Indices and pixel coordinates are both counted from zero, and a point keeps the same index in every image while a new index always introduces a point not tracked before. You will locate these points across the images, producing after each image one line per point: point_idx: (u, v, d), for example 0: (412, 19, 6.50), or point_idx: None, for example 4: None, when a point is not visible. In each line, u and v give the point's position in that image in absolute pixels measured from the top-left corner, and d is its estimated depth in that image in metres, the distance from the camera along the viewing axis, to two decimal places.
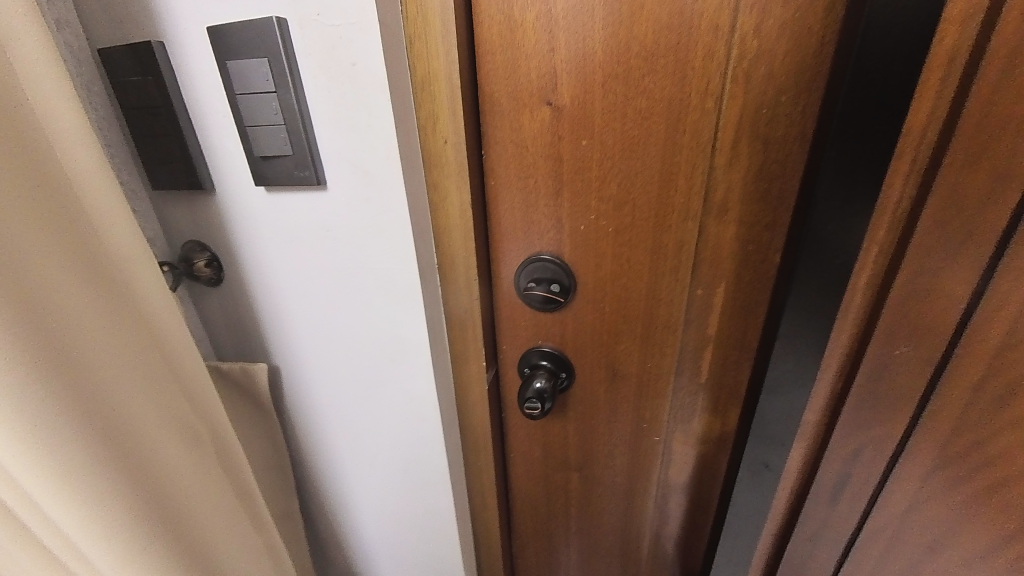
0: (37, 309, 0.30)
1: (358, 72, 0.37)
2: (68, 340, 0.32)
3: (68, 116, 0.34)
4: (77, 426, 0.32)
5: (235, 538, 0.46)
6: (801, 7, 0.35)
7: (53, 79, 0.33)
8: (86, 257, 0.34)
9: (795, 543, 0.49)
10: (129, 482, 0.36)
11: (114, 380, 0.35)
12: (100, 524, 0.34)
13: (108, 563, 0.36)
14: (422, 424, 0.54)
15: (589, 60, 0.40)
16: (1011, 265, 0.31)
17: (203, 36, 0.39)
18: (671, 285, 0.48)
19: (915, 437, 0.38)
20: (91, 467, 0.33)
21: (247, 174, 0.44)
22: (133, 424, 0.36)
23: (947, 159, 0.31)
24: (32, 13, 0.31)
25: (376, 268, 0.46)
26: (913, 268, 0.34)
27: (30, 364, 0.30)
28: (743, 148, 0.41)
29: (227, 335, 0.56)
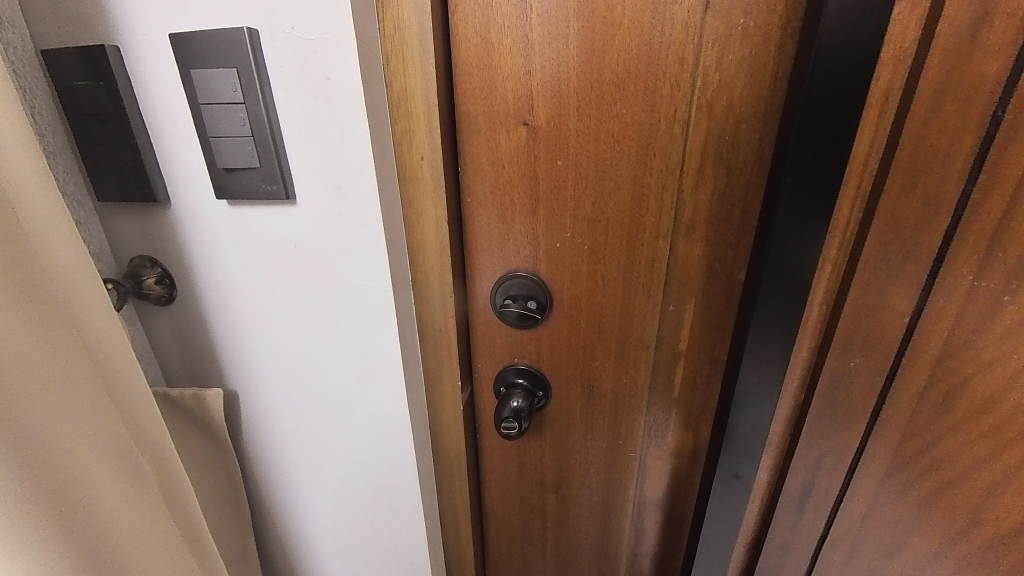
0: None
1: (332, 87, 0.36)
2: None
3: (11, 123, 0.31)
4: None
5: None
6: (757, 44, 0.38)
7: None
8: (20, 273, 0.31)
9: (768, 553, 0.51)
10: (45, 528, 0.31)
11: (46, 416, 0.32)
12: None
13: None
14: (393, 448, 0.52)
15: (564, 85, 0.41)
16: (945, 281, 0.35)
17: (164, 42, 0.37)
18: (644, 302, 0.49)
19: (870, 445, 0.41)
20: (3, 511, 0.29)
21: (208, 186, 0.42)
22: (69, 464, 0.33)
23: (887, 186, 0.35)
24: None
25: (347, 285, 0.44)
26: (862, 284, 0.38)
27: None
28: (707, 172, 0.42)
29: (179, 358, 0.52)
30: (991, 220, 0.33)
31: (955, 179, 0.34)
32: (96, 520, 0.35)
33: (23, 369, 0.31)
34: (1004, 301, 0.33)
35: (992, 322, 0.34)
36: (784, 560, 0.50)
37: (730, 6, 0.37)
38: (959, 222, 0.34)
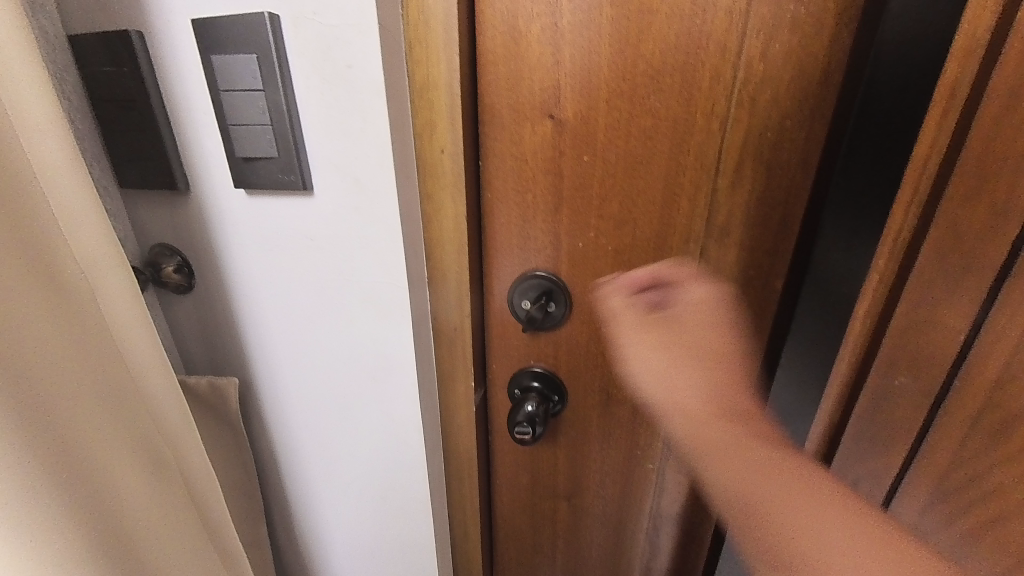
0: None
1: (353, 75, 0.35)
2: (24, 360, 0.29)
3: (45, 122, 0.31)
4: (31, 457, 0.30)
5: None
6: (807, 34, 0.35)
7: (32, 82, 0.30)
8: (53, 271, 0.31)
9: None
10: (80, 520, 0.32)
11: (79, 412, 0.33)
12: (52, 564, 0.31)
13: None
14: (403, 446, 0.51)
15: (594, 76, 0.39)
16: (1009, 297, 0.33)
17: (188, 28, 0.37)
18: (742, 302, 0.43)
19: (911, 472, 0.40)
20: (42, 502, 0.30)
21: (227, 176, 0.41)
22: (98, 459, 0.34)
23: (950, 190, 0.34)
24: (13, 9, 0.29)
25: (364, 280, 0.43)
26: (916, 295, 0.37)
27: None
28: (747, 172, 0.40)
29: (199, 346, 0.52)
30: None
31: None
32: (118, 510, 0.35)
33: (53, 364, 0.31)
34: None
35: None
36: None
37: None
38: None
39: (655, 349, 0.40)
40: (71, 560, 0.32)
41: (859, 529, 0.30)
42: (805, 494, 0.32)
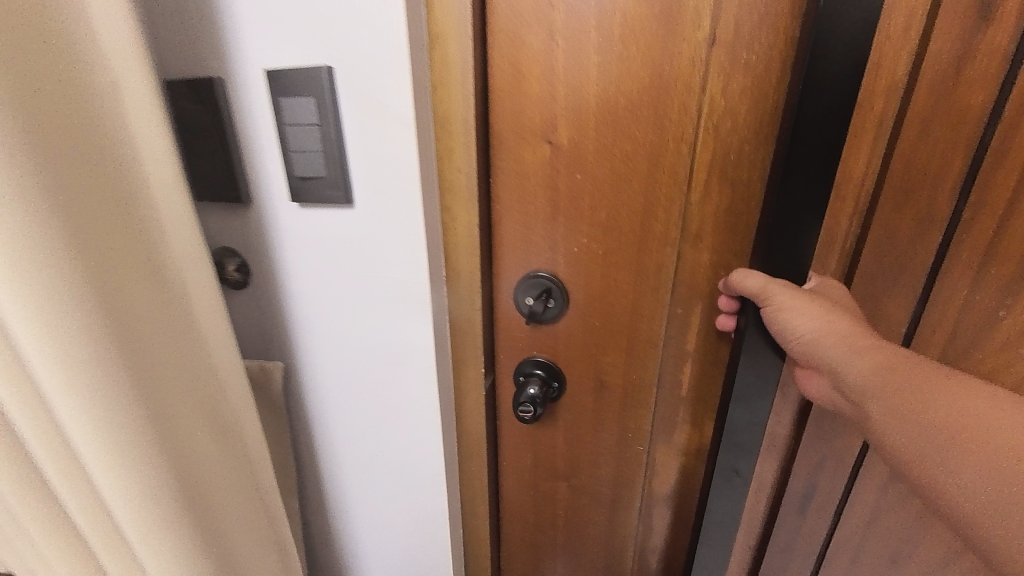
0: (116, 313, 0.38)
1: (389, 112, 0.44)
2: (132, 338, 0.39)
3: (163, 154, 0.41)
4: (131, 412, 0.40)
5: (234, 516, 0.51)
6: (757, 75, 0.43)
7: (155, 124, 0.40)
8: (153, 270, 0.41)
9: (772, 554, 0.61)
10: (163, 463, 0.42)
11: (166, 380, 0.42)
12: (139, 492, 0.41)
13: (136, 523, 0.42)
14: (421, 423, 0.58)
15: (583, 108, 0.47)
16: (937, 295, 0.42)
17: (259, 75, 0.46)
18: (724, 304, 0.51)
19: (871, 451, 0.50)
20: (136, 446, 0.40)
21: (284, 191, 0.51)
22: (177, 418, 0.43)
23: (882, 203, 0.42)
24: (146, 70, 0.39)
25: (391, 276, 0.51)
26: (863, 290, 0.45)
27: (102, 358, 0.37)
28: (713, 186, 0.47)
29: (247, 335, 0.61)
30: (983, 236, 0.39)
31: (945, 200, 0.40)
32: (187, 459, 0.45)
33: (151, 342, 0.41)
34: (1000, 314, 0.40)
35: (991, 332, 0.41)
36: (787, 561, 0.60)
37: (733, 44, 0.42)
38: (952, 239, 0.40)
39: (816, 304, 0.42)
40: (155, 492, 0.42)
41: (951, 398, 0.35)
42: (911, 386, 0.36)
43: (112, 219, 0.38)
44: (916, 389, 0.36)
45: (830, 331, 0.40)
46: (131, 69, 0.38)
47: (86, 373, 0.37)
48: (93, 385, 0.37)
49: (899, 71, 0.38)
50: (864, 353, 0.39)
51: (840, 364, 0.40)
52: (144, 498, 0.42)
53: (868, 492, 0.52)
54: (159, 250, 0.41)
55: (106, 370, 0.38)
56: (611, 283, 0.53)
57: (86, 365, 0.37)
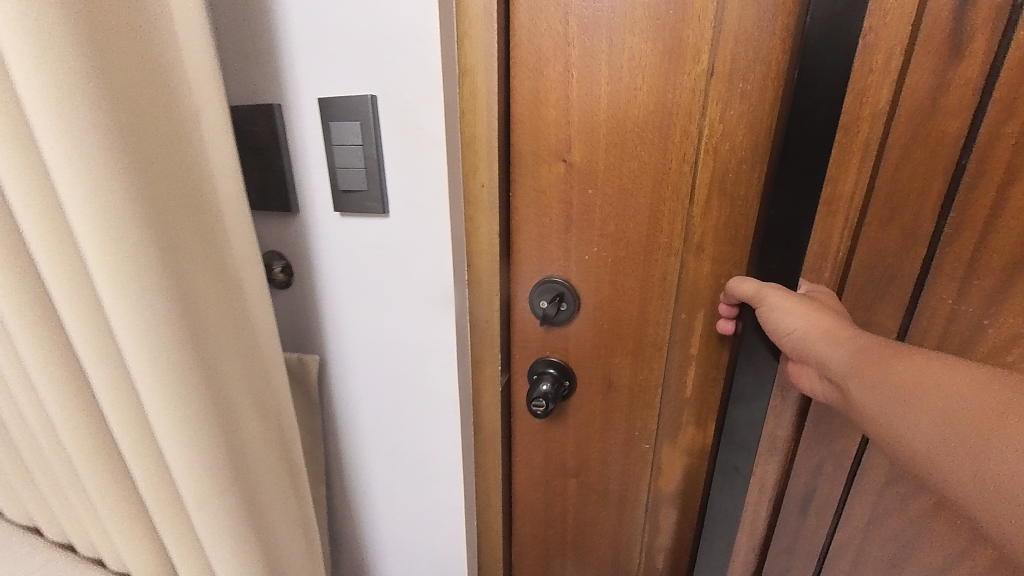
0: (188, 301, 0.45)
1: (424, 134, 0.50)
2: (199, 323, 0.47)
3: (229, 168, 0.49)
4: (195, 386, 0.47)
5: (268, 485, 0.57)
6: (754, 103, 0.47)
7: (226, 143, 0.48)
8: (218, 266, 0.49)
9: (775, 556, 0.63)
10: (216, 432, 0.49)
11: (221, 360, 0.50)
12: (196, 455, 0.48)
13: (191, 482, 0.49)
14: (441, 415, 0.64)
15: (595, 130, 0.52)
16: (925, 305, 0.45)
17: (312, 102, 0.53)
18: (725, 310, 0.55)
19: (868, 457, 0.52)
20: (196, 415, 0.47)
21: (327, 202, 0.57)
22: (228, 393, 0.51)
23: (870, 219, 0.45)
24: (221, 99, 0.47)
25: (419, 279, 0.57)
26: (855, 299, 0.48)
27: (176, 338, 0.45)
28: (714, 202, 0.51)
29: (287, 330, 0.67)
30: (965, 250, 0.42)
31: (928, 216, 0.43)
32: (234, 431, 0.52)
33: (213, 327, 0.48)
34: (986, 324, 0.42)
35: (979, 340, 0.43)
36: (789, 564, 0.62)
37: (731, 76, 0.47)
38: (936, 252, 0.43)
39: (807, 305, 0.45)
40: (208, 456, 0.49)
41: (925, 381, 0.34)
42: (885, 371, 0.36)
43: (190, 222, 0.45)
44: (886, 370, 0.37)
45: (815, 327, 0.43)
46: (210, 99, 0.46)
47: (163, 350, 0.44)
48: (167, 360, 0.44)
49: (882, 101, 0.42)
50: (843, 342, 0.41)
51: (822, 355, 0.42)
52: (199, 460, 0.49)
53: (866, 496, 0.54)
54: (224, 249, 0.49)
55: (179, 349, 0.45)
56: (620, 289, 0.58)
57: (164, 343, 0.44)
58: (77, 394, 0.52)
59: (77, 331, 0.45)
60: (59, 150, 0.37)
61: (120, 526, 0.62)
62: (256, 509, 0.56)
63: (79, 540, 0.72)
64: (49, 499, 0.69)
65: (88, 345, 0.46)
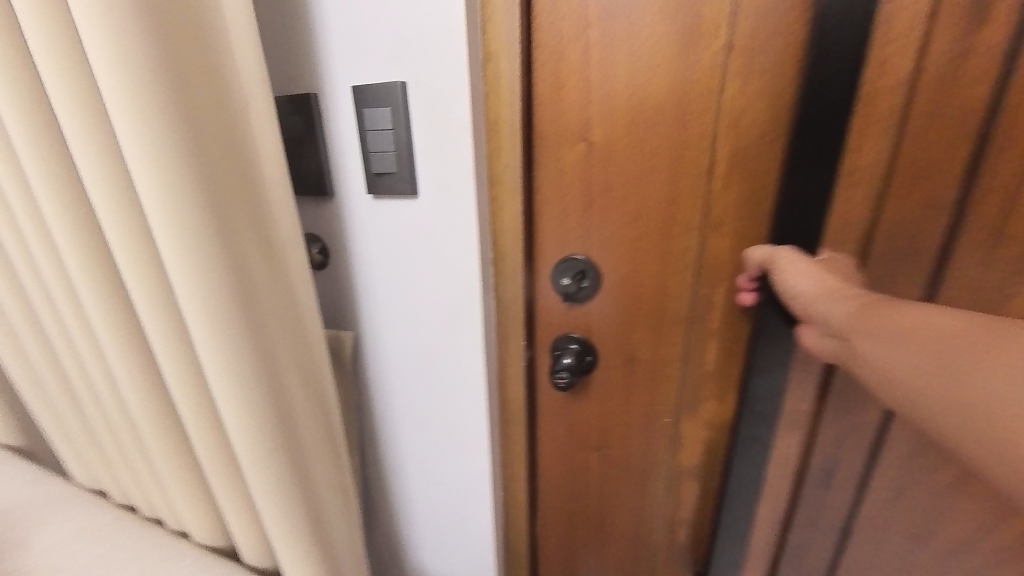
0: (245, 278, 0.50)
1: (451, 118, 0.53)
2: (253, 298, 0.52)
3: (274, 156, 0.53)
4: (251, 355, 0.52)
5: (313, 449, 0.63)
6: (773, 76, 0.48)
7: (271, 132, 0.52)
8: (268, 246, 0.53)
9: (797, 528, 0.64)
10: (269, 397, 0.55)
11: (272, 333, 0.55)
12: (252, 417, 0.54)
13: (249, 441, 0.55)
14: (468, 388, 0.67)
15: (615, 109, 0.54)
16: (948, 271, 0.46)
17: (347, 92, 0.57)
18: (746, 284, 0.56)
19: (891, 427, 0.54)
20: (252, 381, 0.53)
21: (361, 186, 0.61)
22: (278, 363, 0.56)
23: (892, 188, 0.46)
24: (265, 92, 0.51)
25: (447, 257, 0.60)
26: (877, 270, 0.48)
27: (235, 311, 0.50)
28: (733, 177, 0.52)
29: (324, 308, 0.72)
30: (987, 215, 0.43)
31: (950, 184, 0.44)
32: (284, 397, 0.57)
33: (264, 302, 0.53)
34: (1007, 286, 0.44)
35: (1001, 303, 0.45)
36: (811, 535, 0.63)
37: (750, 50, 0.48)
38: (959, 219, 0.44)
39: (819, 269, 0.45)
40: (262, 419, 0.55)
41: (913, 327, 0.33)
42: (878, 321, 0.36)
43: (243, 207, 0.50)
44: (879, 320, 0.36)
45: (822, 287, 0.43)
46: (257, 92, 0.50)
47: (225, 322, 0.49)
48: (227, 331, 0.50)
49: (903, 71, 0.42)
50: (847, 300, 0.40)
51: (826, 311, 0.41)
52: (255, 422, 0.54)
53: (889, 467, 0.55)
54: (272, 230, 0.54)
55: (237, 321, 0.50)
56: (640, 265, 0.59)
57: (225, 316, 0.49)
58: (144, 363, 0.58)
59: (145, 304, 0.51)
60: (139, 145, 0.42)
61: (179, 486, 0.68)
62: (303, 469, 0.62)
63: (142, 501, 0.79)
64: (115, 463, 0.77)
65: (155, 317, 0.51)
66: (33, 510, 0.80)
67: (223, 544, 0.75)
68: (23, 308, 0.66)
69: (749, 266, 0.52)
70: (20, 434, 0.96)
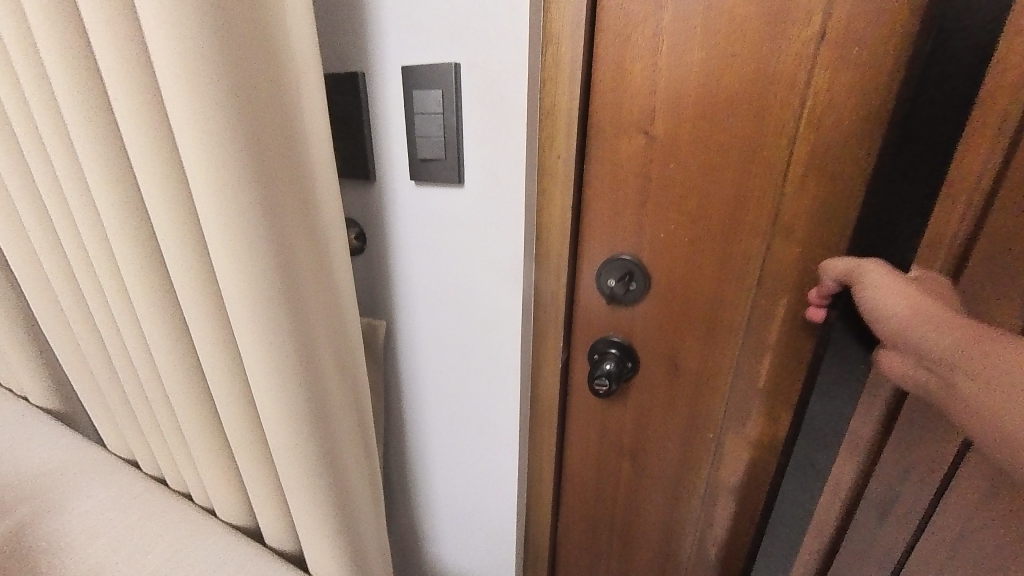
0: (291, 267, 0.49)
1: (505, 103, 0.50)
2: (298, 287, 0.50)
3: (320, 140, 0.52)
4: (293, 345, 0.51)
5: (348, 440, 0.62)
6: (869, 70, 0.43)
7: (319, 116, 0.51)
8: (315, 233, 0.52)
9: (842, 559, 0.60)
10: (308, 388, 0.54)
11: (316, 323, 0.54)
12: (290, 406, 0.54)
13: (287, 429, 0.55)
14: (501, 386, 0.65)
15: (682, 101, 0.50)
16: None
17: (397, 72, 0.54)
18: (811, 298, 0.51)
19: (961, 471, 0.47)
20: (292, 371, 0.52)
21: (404, 171, 0.59)
22: (319, 354, 0.55)
23: (1000, 200, 0.39)
24: (317, 75, 0.50)
25: (490, 250, 0.58)
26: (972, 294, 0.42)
27: (281, 299, 0.49)
28: (811, 179, 0.48)
29: (359, 294, 0.71)
30: None
31: None
32: (322, 389, 0.56)
33: (309, 292, 0.52)
34: None
35: None
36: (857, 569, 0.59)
37: (844, 40, 0.43)
38: None
39: (913, 286, 0.41)
40: (300, 408, 0.54)
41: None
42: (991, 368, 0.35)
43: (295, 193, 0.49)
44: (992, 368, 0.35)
45: (919, 310, 0.39)
46: (308, 74, 0.49)
47: (269, 310, 0.49)
48: (271, 319, 0.49)
49: None
50: (949, 330, 0.38)
51: (921, 341, 0.39)
52: (294, 411, 0.54)
53: None
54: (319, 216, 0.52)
55: (281, 310, 0.49)
56: (694, 270, 0.55)
57: (270, 304, 0.48)
58: (181, 341, 0.58)
59: (187, 283, 0.50)
60: (195, 126, 0.41)
61: (209, 463, 0.68)
62: (338, 461, 0.61)
63: (170, 474, 0.80)
64: (147, 435, 0.78)
65: (195, 296, 0.51)
66: (69, 474, 0.82)
67: (247, 523, 0.76)
68: (67, 278, 0.67)
69: (827, 279, 0.47)
70: (58, 399, 0.99)
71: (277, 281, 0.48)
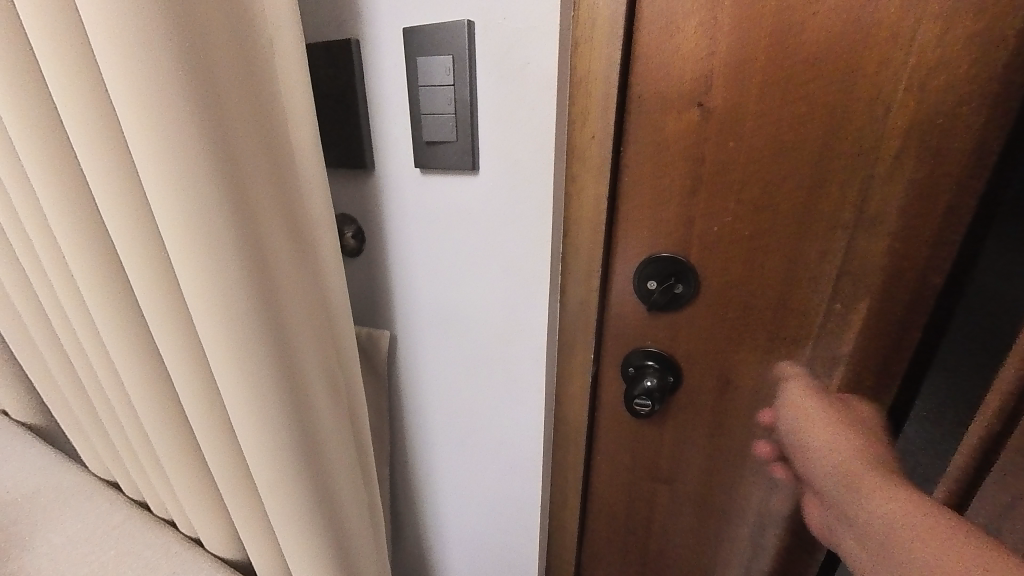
0: (265, 272, 0.41)
1: (530, 70, 0.41)
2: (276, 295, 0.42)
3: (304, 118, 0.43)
4: (273, 364, 0.43)
5: (342, 466, 0.55)
6: (996, 17, 0.34)
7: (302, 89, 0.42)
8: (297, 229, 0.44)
9: None
10: (293, 412, 0.46)
11: (300, 334, 0.46)
12: (273, 435, 0.46)
13: (270, 461, 0.47)
14: (522, 405, 0.57)
15: (748, 65, 0.41)
16: None
17: (397, 36, 0.45)
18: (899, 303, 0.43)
19: None
20: (275, 394, 0.44)
21: (408, 158, 0.50)
22: (304, 370, 0.47)
23: None
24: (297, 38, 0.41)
25: (509, 250, 0.49)
26: None
27: (259, 310, 0.41)
28: (908, 158, 0.39)
29: (358, 302, 0.62)
30: None
31: None
32: (310, 410, 0.48)
33: (290, 297, 0.44)
34: None
35: None
36: None
37: None
38: None
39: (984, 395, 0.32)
40: (286, 436, 0.46)
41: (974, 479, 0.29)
42: None
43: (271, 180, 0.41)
44: None
45: None
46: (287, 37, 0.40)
47: (243, 324, 0.40)
48: (246, 335, 0.41)
49: None
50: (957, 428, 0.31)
51: None
52: (278, 440, 0.46)
53: None
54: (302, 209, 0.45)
55: (258, 324, 0.41)
56: (753, 271, 0.47)
57: (244, 317, 0.40)
58: (148, 360, 0.49)
59: (146, 293, 0.41)
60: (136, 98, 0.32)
61: (191, 493, 0.61)
62: (331, 489, 0.54)
63: (152, 499, 0.73)
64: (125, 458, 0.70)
65: (157, 308, 0.42)
66: (43, 499, 0.74)
67: (235, 556, 0.68)
68: (23, 286, 0.59)
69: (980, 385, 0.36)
70: (37, 412, 0.91)
71: (253, 295, 0.40)
